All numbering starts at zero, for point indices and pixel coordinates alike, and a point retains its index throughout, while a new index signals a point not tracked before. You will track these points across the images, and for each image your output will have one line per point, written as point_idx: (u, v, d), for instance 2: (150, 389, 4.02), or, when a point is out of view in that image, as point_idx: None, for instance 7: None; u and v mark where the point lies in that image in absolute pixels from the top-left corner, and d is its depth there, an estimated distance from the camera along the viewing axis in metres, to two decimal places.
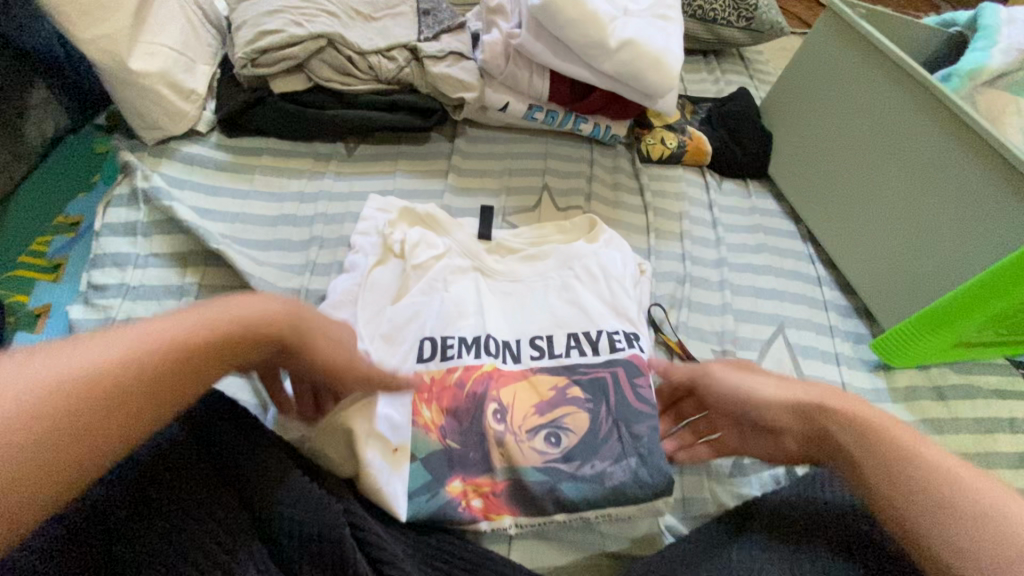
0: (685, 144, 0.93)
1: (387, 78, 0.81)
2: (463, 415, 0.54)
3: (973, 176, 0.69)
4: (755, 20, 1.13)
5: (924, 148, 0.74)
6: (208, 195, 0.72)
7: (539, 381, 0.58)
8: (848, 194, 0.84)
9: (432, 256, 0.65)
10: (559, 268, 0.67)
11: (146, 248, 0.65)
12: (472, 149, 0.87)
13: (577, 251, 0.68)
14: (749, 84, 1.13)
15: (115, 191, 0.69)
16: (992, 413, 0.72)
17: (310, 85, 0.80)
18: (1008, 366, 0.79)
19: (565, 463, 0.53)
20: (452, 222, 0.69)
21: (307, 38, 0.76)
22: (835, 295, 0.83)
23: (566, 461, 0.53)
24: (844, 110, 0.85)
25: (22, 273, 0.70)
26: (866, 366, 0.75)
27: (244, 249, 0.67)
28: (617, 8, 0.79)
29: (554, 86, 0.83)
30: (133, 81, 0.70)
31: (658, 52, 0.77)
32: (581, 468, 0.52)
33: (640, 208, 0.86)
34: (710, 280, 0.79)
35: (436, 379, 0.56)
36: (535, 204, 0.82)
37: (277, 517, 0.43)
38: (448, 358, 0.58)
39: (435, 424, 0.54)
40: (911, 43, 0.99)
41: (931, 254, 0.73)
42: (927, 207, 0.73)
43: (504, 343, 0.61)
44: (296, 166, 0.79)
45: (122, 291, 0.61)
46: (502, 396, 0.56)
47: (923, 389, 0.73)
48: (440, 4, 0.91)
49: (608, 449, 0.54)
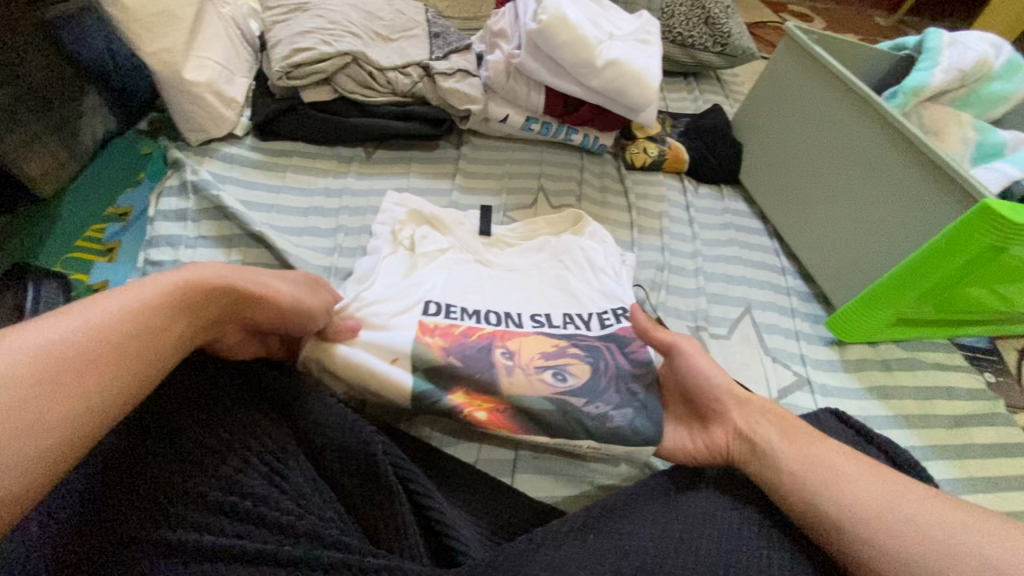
0: (665, 153, 1.05)
1: (402, 91, 0.93)
2: (468, 348, 0.63)
3: (911, 177, 0.80)
4: (728, 46, 1.26)
5: (871, 155, 0.86)
6: (247, 188, 0.83)
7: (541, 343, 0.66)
8: (809, 196, 0.96)
9: (438, 247, 0.75)
10: (552, 260, 0.77)
11: (195, 231, 0.75)
12: (477, 155, 0.99)
13: (568, 244, 0.78)
14: (724, 102, 1.25)
15: (166, 184, 0.80)
16: (933, 382, 0.83)
17: (335, 96, 0.91)
18: (949, 344, 0.90)
19: (574, 396, 0.61)
20: (456, 222, 0.80)
21: (334, 55, 0.87)
22: (797, 284, 0.94)
23: (574, 396, 0.61)
24: (805, 124, 0.97)
25: (80, 255, 0.79)
26: (823, 342, 0.86)
27: (280, 233, 0.77)
28: (604, 33, 0.92)
29: (549, 99, 0.95)
30: (185, 89, 0.81)
31: (639, 70, 0.89)
32: (587, 406, 0.61)
33: (625, 207, 0.97)
34: (686, 269, 0.90)
35: (440, 326, 0.64)
36: (532, 202, 0.93)
37: (320, 435, 0.51)
38: (451, 317, 0.66)
39: (438, 346, 0.62)
40: (864, 66, 1.12)
41: (878, 244, 0.84)
42: (875, 205, 0.85)
43: (508, 314, 0.69)
44: (320, 165, 0.89)
45: (176, 266, 0.71)
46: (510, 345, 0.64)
47: (873, 362, 0.84)
48: (448, 29, 1.03)
49: (611, 396, 0.62)
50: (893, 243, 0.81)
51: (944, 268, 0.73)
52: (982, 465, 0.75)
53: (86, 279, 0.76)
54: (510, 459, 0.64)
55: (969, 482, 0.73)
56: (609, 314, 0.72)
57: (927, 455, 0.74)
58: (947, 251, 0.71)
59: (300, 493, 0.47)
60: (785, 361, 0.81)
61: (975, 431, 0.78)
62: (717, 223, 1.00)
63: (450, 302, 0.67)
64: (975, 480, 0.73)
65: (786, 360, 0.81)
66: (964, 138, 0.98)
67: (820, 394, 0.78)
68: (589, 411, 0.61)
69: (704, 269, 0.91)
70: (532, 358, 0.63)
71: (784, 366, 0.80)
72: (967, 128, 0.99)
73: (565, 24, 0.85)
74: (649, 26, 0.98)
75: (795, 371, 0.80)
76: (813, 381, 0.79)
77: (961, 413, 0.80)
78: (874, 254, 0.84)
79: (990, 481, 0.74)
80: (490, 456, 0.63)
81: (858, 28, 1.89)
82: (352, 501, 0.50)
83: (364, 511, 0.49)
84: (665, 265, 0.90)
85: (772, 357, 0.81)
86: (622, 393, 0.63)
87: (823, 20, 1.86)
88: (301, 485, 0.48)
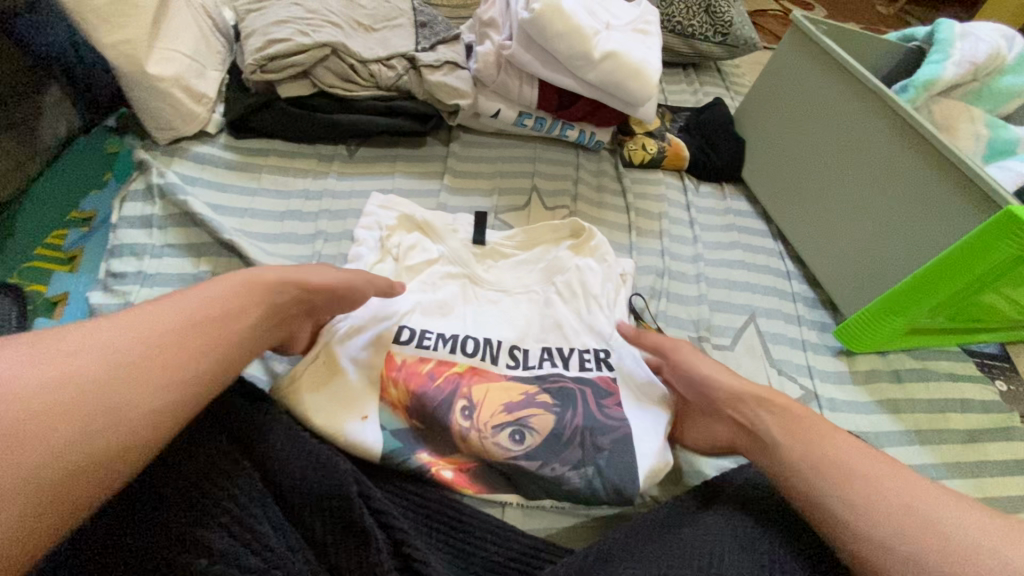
0: (665, 150, 1.00)
1: (387, 85, 0.87)
2: (431, 402, 0.59)
3: (924, 182, 0.75)
4: (730, 35, 1.20)
5: (883, 155, 0.81)
6: (218, 191, 0.78)
7: (511, 386, 0.61)
8: (815, 197, 0.91)
9: (425, 260, 0.71)
10: (543, 283, 0.72)
11: (161, 239, 0.69)
12: (466, 153, 0.93)
13: (563, 264, 0.73)
14: (725, 95, 1.20)
15: (131, 187, 0.74)
16: (945, 394, 0.79)
17: (314, 91, 0.85)
18: (959, 353, 0.86)
19: (526, 459, 0.57)
20: (446, 230, 0.74)
21: (312, 47, 0.81)
22: (803, 289, 0.90)
23: (528, 458, 0.56)
24: (812, 122, 0.92)
25: (38, 264, 0.74)
26: (831, 352, 0.82)
27: (254, 241, 0.72)
28: (601, 23, 0.86)
29: (543, 93, 0.89)
30: (149, 85, 0.75)
31: (638, 63, 0.84)
32: (540, 466, 0.56)
33: (622, 208, 0.92)
34: (687, 274, 0.86)
35: (408, 363, 0.61)
36: (525, 204, 0.88)
37: (290, 479, 0.47)
38: (423, 346, 0.63)
39: (400, 402, 0.59)
40: (872, 58, 1.07)
41: (889, 250, 0.79)
42: (884, 209, 0.80)
43: (486, 342, 0.65)
44: (297, 165, 0.84)
45: (139, 279, 0.66)
46: (473, 392, 0.60)
47: (882, 373, 0.80)
48: (435, 17, 0.97)
49: (571, 453, 0.57)
50: (905, 247, 0.77)
51: (960, 279, 0.69)
52: (997, 483, 0.72)
53: (44, 292, 0.70)
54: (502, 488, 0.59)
55: (985, 502, 0.70)
56: (591, 353, 0.67)
57: (941, 474, 0.71)
58: (967, 259, 0.67)
59: (267, 545, 0.43)
60: (791, 374, 0.77)
61: (990, 446, 0.75)
62: (721, 224, 0.96)
63: (425, 328, 0.65)
64: (990, 498, 0.70)
65: (793, 373, 0.77)
66: (976, 135, 0.93)
67: (828, 409, 0.74)
68: (541, 474, 0.56)
69: (706, 275, 0.86)
70: (490, 416, 0.58)
71: (791, 380, 0.76)
72: (979, 124, 0.94)
73: (559, 14, 0.79)
74: (648, 15, 0.92)
75: (802, 385, 0.76)
76: (820, 396, 0.75)
77: (975, 427, 0.76)
78: (884, 261, 0.80)
79: (1006, 501, 0.70)
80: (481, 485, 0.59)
81: (860, 16, 1.83)
82: (329, 551, 0.46)
83: (339, 562, 0.45)
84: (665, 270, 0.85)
85: (778, 370, 0.77)
86: (582, 449, 0.57)
87: (824, 8, 1.80)
88: (269, 536, 0.44)
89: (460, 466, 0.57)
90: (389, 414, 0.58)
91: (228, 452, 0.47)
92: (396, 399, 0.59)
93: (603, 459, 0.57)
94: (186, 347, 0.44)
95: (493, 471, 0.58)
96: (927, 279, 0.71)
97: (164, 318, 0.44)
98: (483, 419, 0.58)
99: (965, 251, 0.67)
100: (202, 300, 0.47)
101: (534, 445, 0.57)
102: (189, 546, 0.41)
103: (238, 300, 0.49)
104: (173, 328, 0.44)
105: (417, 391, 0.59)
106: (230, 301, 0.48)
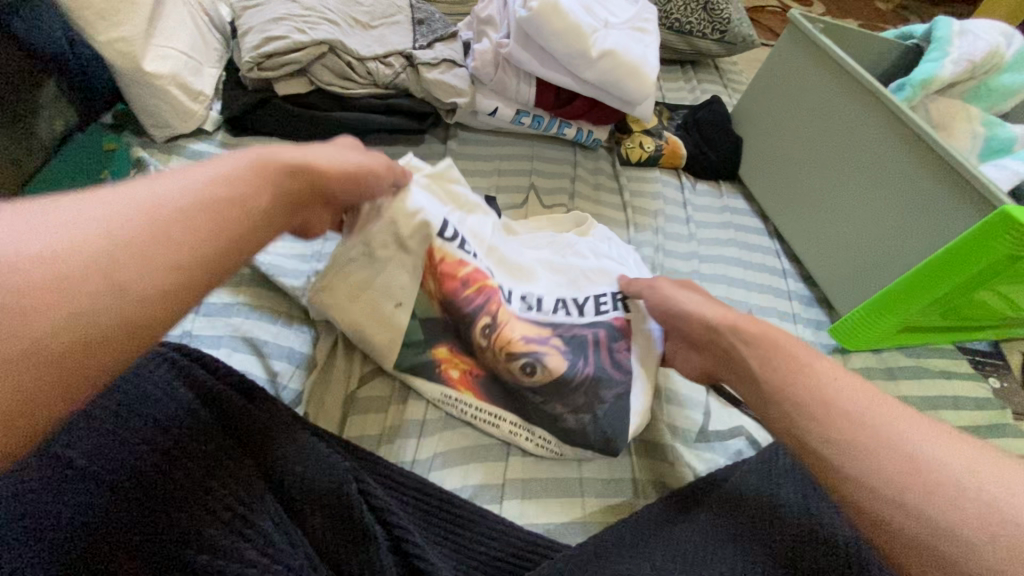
0: (662, 148, 1.00)
1: (384, 83, 0.87)
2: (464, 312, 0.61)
3: (919, 181, 0.76)
4: (728, 33, 1.20)
5: (880, 153, 0.81)
6: None
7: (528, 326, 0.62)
8: (812, 195, 0.91)
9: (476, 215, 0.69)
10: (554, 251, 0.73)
11: None
12: (464, 150, 0.93)
13: (568, 239, 0.74)
14: (723, 93, 1.20)
15: None
16: (938, 391, 0.80)
17: (312, 88, 0.85)
18: (953, 350, 0.87)
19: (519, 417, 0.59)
20: None
21: (310, 44, 0.81)
22: (798, 287, 0.91)
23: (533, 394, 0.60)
24: (809, 119, 0.92)
25: None
26: (825, 349, 0.82)
27: None
28: (599, 20, 0.86)
29: (540, 91, 0.89)
30: (147, 83, 0.75)
31: (636, 61, 0.84)
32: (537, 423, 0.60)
33: (619, 206, 0.93)
34: (682, 271, 0.86)
35: (447, 260, 0.60)
36: (523, 201, 0.88)
37: (290, 474, 0.48)
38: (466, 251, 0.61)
39: (436, 296, 0.61)
40: (869, 56, 1.07)
41: (885, 247, 0.80)
42: (880, 207, 0.81)
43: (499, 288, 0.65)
44: None
45: None
46: (500, 310, 0.61)
47: (876, 370, 0.81)
48: (433, 15, 0.96)
49: (575, 398, 0.61)
50: (899, 246, 0.78)
51: (958, 276, 0.69)
52: None
53: None
54: (500, 483, 0.60)
55: None
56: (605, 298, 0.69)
57: None
58: (959, 260, 0.68)
59: (268, 539, 0.44)
60: None
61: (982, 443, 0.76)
62: (718, 221, 0.96)
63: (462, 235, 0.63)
64: None
65: None
66: (973, 134, 0.94)
67: None
68: (542, 409, 0.60)
69: (702, 272, 0.87)
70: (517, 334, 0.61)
71: None
72: (975, 123, 0.95)
73: (557, 12, 0.79)
74: (646, 13, 0.92)
75: None
76: None
77: (967, 424, 0.77)
78: (878, 258, 0.81)
79: None
80: (479, 480, 0.60)
81: (859, 13, 1.82)
82: (330, 544, 0.47)
83: (340, 556, 0.46)
84: (660, 267, 0.85)
85: None
86: (586, 397, 0.61)
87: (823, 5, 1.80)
88: (270, 530, 0.44)
89: (469, 368, 0.63)
90: (427, 304, 0.61)
91: (232, 451, 0.48)
92: (433, 291, 0.61)
93: (603, 409, 0.61)
94: (169, 239, 0.35)
95: (499, 402, 0.62)
96: (920, 278, 0.72)
97: (135, 204, 0.36)
98: (503, 340, 0.60)
99: (959, 252, 0.67)
100: (181, 188, 0.38)
101: (543, 381, 0.60)
102: (192, 540, 0.42)
103: (223, 188, 0.40)
104: (147, 215, 0.35)
105: (450, 295, 0.60)
106: (221, 193, 0.39)
